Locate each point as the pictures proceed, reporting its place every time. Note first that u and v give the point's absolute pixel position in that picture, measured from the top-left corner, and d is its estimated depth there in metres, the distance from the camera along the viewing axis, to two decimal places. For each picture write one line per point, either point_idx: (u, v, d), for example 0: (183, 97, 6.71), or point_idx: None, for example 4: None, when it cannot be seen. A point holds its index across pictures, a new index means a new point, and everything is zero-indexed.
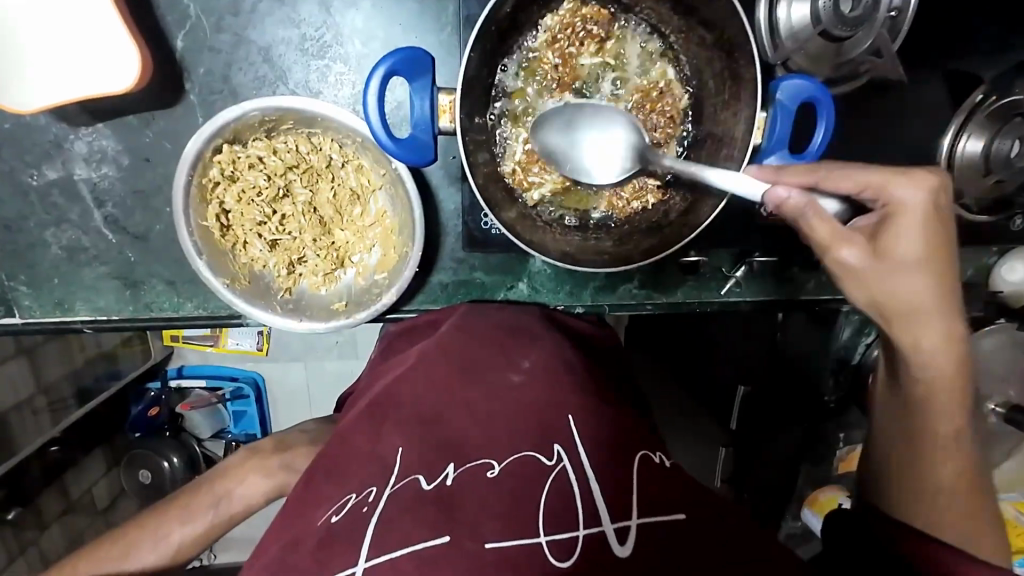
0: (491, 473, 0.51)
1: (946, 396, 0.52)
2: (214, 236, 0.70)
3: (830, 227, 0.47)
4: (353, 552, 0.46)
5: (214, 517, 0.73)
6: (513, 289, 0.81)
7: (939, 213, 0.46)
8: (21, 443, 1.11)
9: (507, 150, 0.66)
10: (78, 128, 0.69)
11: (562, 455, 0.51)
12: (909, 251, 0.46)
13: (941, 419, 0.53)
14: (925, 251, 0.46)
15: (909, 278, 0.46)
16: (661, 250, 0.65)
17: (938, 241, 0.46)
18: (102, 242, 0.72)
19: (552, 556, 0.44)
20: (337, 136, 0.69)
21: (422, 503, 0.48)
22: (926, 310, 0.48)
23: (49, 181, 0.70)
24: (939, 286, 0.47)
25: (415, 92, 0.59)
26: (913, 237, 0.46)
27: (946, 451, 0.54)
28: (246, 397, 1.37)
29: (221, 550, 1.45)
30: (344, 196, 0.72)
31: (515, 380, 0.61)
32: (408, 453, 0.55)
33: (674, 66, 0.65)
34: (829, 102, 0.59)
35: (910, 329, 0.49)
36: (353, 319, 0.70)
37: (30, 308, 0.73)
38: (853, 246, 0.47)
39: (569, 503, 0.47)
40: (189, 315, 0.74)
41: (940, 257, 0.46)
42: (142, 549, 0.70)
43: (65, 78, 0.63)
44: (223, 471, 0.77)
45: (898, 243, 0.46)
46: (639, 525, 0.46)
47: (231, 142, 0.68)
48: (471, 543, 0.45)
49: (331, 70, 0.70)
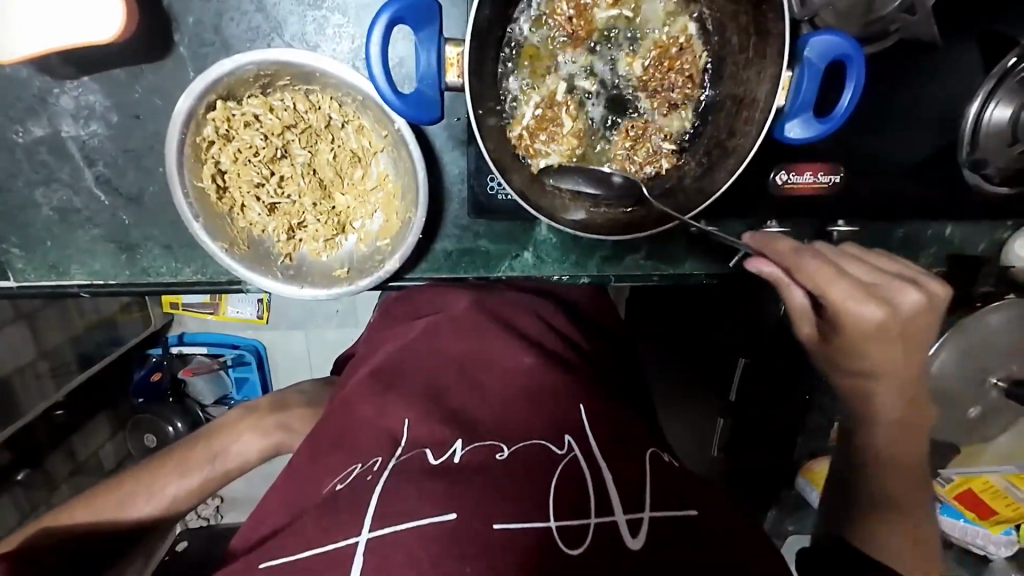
0: (500, 455, 0.50)
1: (896, 459, 0.57)
2: (211, 198, 0.67)
3: (795, 308, 0.56)
4: (356, 523, 0.45)
5: (211, 474, 0.74)
6: (518, 258, 0.79)
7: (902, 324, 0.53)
8: (25, 407, 1.10)
9: (516, 115, 0.63)
10: (63, 82, 0.66)
11: (572, 444, 0.50)
12: (867, 361, 0.55)
13: (894, 478, 0.57)
14: (880, 362, 0.55)
15: (861, 375, 0.57)
16: (678, 216, 0.61)
17: (893, 348, 0.54)
18: (95, 203, 0.70)
19: (564, 543, 0.42)
20: (337, 94, 0.66)
21: (429, 478, 0.47)
22: (878, 377, 0.56)
23: (36, 138, 0.67)
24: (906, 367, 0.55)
25: (421, 43, 0.56)
26: (873, 350, 0.54)
27: (899, 513, 0.56)
28: (247, 364, 1.38)
29: (228, 510, 1.51)
30: (345, 158, 0.70)
31: (527, 363, 0.60)
32: (416, 427, 0.54)
33: (695, 21, 0.62)
34: (863, 60, 0.55)
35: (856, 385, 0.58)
36: (356, 286, 0.69)
37: (24, 272, 0.71)
38: (809, 326, 0.57)
39: (581, 490, 0.46)
40: (189, 281, 0.73)
41: (897, 353, 0.54)
42: (147, 507, 0.70)
43: (48, 28, 0.59)
44: (222, 433, 0.78)
45: (858, 348, 0.54)
46: (652, 518, 0.44)
47: (225, 99, 0.64)
48: (479, 523, 0.43)
49: (329, 22, 0.66)
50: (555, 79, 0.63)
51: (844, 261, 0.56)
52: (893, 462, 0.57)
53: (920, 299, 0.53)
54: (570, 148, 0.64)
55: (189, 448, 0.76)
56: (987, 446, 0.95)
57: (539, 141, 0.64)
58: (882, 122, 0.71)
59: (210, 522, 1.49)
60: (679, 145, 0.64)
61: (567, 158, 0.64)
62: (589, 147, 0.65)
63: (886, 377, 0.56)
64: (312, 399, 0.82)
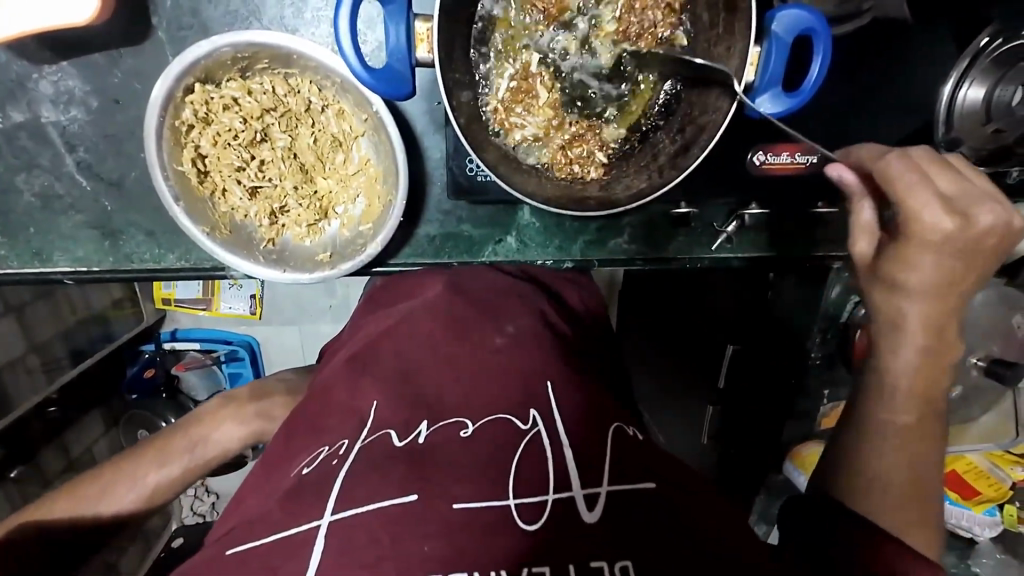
0: (464, 433, 0.50)
1: (912, 393, 0.54)
2: (191, 181, 0.67)
3: (862, 221, 0.55)
4: (321, 504, 0.46)
5: (191, 461, 0.75)
6: (501, 243, 0.80)
7: (968, 248, 0.50)
8: (17, 401, 1.09)
9: (491, 88, 0.64)
10: (42, 67, 0.66)
11: (537, 420, 0.51)
12: (917, 280, 0.52)
13: (902, 410, 0.54)
14: (932, 279, 0.52)
15: (909, 299, 0.53)
16: (649, 193, 0.62)
17: (955, 265, 0.51)
18: (76, 189, 0.70)
19: (521, 519, 0.43)
20: (316, 78, 0.66)
21: (393, 461, 0.48)
22: (922, 292, 0.52)
23: (15, 124, 0.67)
24: (938, 306, 0.53)
25: (389, 16, 0.56)
26: (927, 265, 0.51)
27: (898, 443, 0.54)
28: (240, 359, 1.39)
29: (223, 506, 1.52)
30: (326, 142, 0.70)
31: (498, 342, 0.61)
32: (383, 409, 0.55)
33: None
34: (828, 33, 0.56)
35: (892, 300, 0.54)
36: (337, 269, 0.69)
37: (6, 259, 0.71)
38: (868, 242, 0.55)
39: (542, 468, 0.47)
40: (172, 267, 0.73)
41: (946, 286, 0.52)
42: (132, 498, 0.71)
43: (21, 9, 0.59)
44: (205, 420, 0.78)
45: (906, 271, 0.52)
46: (609, 494, 0.45)
47: (203, 82, 0.65)
48: (439, 504, 0.44)
49: (307, 5, 0.66)
50: (529, 52, 0.64)
51: (929, 167, 0.51)
52: (911, 396, 0.54)
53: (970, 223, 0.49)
54: (546, 119, 0.65)
55: (169, 438, 0.75)
56: (970, 424, 0.94)
57: (514, 115, 0.65)
58: (860, 102, 0.72)
59: (205, 519, 1.49)
60: (654, 124, 0.66)
61: (544, 129, 0.65)
62: (565, 117, 0.65)
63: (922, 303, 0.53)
64: (295, 388, 0.82)
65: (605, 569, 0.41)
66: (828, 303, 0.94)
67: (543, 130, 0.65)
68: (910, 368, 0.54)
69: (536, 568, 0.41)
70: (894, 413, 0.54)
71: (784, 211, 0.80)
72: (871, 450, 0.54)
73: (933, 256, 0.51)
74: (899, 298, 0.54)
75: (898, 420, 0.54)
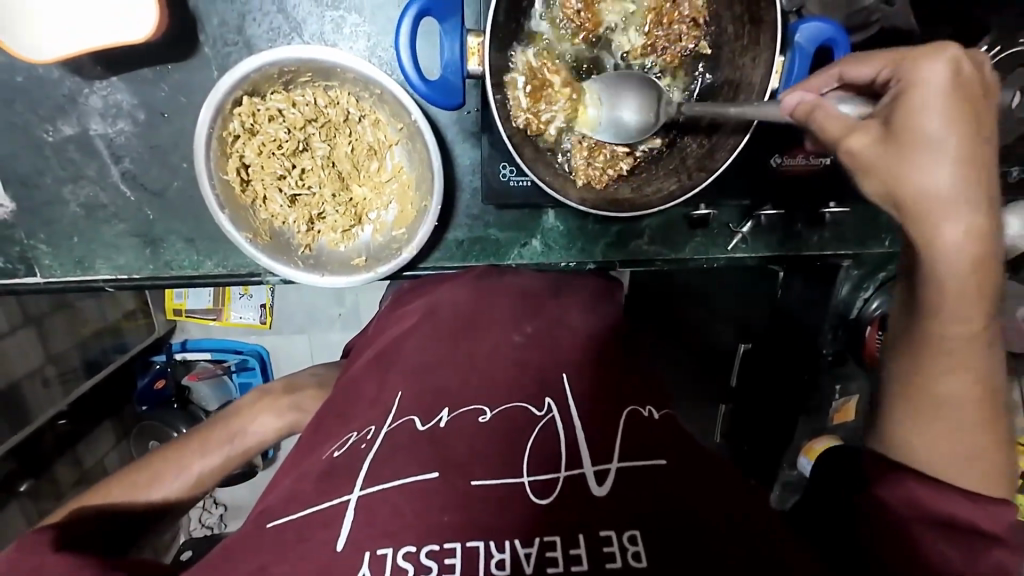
0: (483, 418, 0.52)
1: (964, 291, 0.43)
2: (235, 190, 0.70)
3: (839, 125, 0.43)
4: (350, 482, 0.48)
5: (231, 450, 0.77)
6: (526, 246, 0.83)
7: (967, 85, 0.39)
8: (35, 412, 1.12)
9: (513, 103, 0.65)
10: (93, 82, 0.68)
11: (551, 407, 0.53)
12: (939, 123, 0.38)
13: (958, 320, 0.45)
14: (955, 130, 0.38)
15: (930, 162, 0.39)
16: (679, 194, 0.66)
17: (964, 123, 0.39)
18: (121, 199, 0.72)
19: (534, 494, 0.46)
20: (355, 89, 0.70)
21: (417, 443, 0.50)
22: (929, 142, 0.39)
23: (65, 137, 0.70)
24: (968, 173, 0.39)
25: (446, 33, 0.64)
26: (941, 108, 0.38)
27: (954, 355, 0.46)
28: (251, 368, 1.40)
29: (232, 518, 1.52)
30: (362, 151, 0.73)
31: (520, 340, 0.61)
32: (406, 398, 0.56)
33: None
34: (846, 44, 0.63)
35: (917, 166, 0.39)
36: (374, 273, 0.71)
37: (50, 268, 0.73)
38: (865, 134, 0.41)
39: (556, 448, 0.49)
40: (210, 273, 0.75)
41: (970, 133, 0.38)
42: (166, 502, 0.72)
43: (63, 21, 0.62)
44: (241, 413, 0.81)
45: (919, 118, 0.39)
46: (618, 469, 0.47)
47: (250, 95, 0.67)
48: (459, 479, 0.46)
49: (346, 21, 0.69)
50: (526, 50, 0.66)
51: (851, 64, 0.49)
52: (969, 301, 0.43)
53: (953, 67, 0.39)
54: (568, 101, 0.67)
55: (210, 428, 0.79)
56: None
57: (542, 112, 0.67)
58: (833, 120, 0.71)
59: (214, 531, 1.49)
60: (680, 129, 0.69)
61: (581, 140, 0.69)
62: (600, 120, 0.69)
63: (938, 157, 0.39)
64: (322, 384, 0.86)
65: (614, 539, 0.43)
66: (838, 301, 0.96)
67: (569, 116, 0.68)
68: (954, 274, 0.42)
69: (547, 538, 0.43)
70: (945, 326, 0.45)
71: (795, 211, 0.84)
72: (926, 380, 0.48)
73: (936, 93, 0.39)
74: (919, 166, 0.39)
75: (955, 332, 0.45)
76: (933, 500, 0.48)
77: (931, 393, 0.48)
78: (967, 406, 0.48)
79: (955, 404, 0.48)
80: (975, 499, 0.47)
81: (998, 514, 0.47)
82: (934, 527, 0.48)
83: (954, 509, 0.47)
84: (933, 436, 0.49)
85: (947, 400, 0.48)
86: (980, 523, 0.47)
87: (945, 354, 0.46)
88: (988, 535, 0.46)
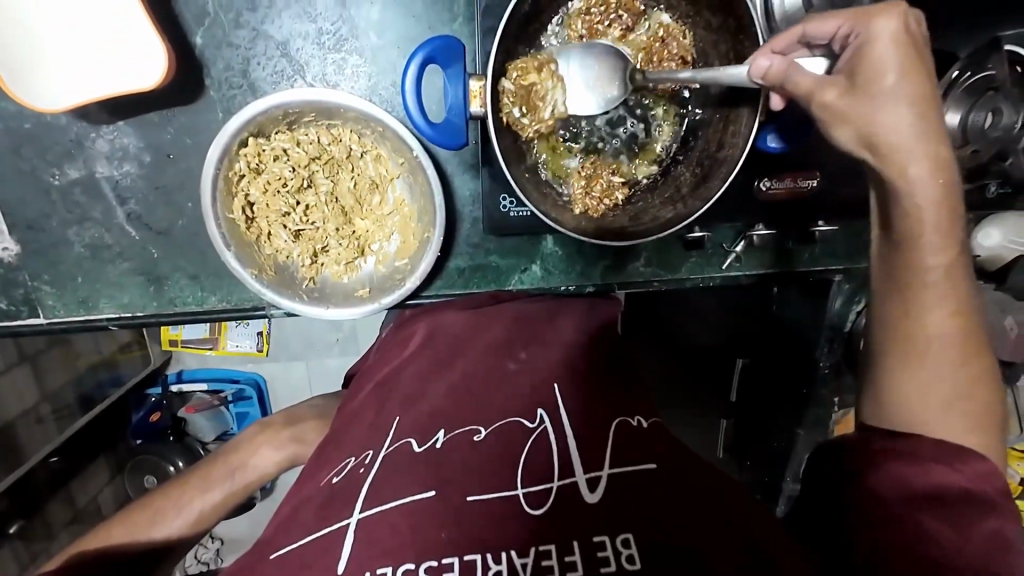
0: (478, 437, 0.52)
1: (939, 221, 0.50)
2: (240, 228, 0.71)
3: (810, 82, 0.50)
4: (349, 505, 0.48)
5: (231, 487, 0.76)
6: (527, 272, 0.84)
7: (912, 39, 0.48)
8: (28, 452, 1.11)
9: (523, 126, 0.68)
10: (100, 127, 0.70)
11: (543, 418, 0.54)
12: (893, 76, 0.47)
13: (933, 252, 0.51)
14: (906, 84, 0.47)
15: (886, 108, 0.48)
16: (673, 224, 0.67)
17: (913, 68, 0.47)
18: (125, 239, 0.73)
19: (528, 505, 0.46)
20: (357, 127, 0.72)
21: (415, 465, 0.50)
22: (883, 90, 0.48)
23: (71, 180, 0.71)
24: (923, 116, 0.48)
25: (449, 78, 0.67)
26: (892, 60, 0.47)
27: (937, 290, 0.52)
28: (248, 399, 1.37)
29: (227, 553, 1.48)
30: (364, 185, 0.75)
31: (520, 362, 0.62)
32: (405, 422, 0.57)
33: (685, 39, 0.69)
34: None
35: (881, 113, 0.48)
36: (378, 305, 0.72)
37: (54, 308, 0.74)
38: (834, 89, 0.49)
39: (547, 461, 0.49)
40: (214, 307, 0.76)
41: (915, 83, 0.48)
42: (167, 544, 0.71)
43: (63, 21, 0.64)
44: (244, 446, 0.81)
45: (878, 73, 0.47)
46: (610, 475, 0.48)
47: (255, 136, 0.69)
48: (455, 495, 0.47)
49: (347, 62, 0.72)
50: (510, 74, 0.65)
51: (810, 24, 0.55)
52: (939, 226, 0.50)
53: (900, 21, 0.47)
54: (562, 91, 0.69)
55: (210, 465, 0.78)
56: None
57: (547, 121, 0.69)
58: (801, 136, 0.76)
59: (209, 568, 1.46)
60: (674, 159, 0.73)
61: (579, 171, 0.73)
62: (603, 157, 0.73)
63: (896, 105, 0.48)
64: (322, 414, 0.85)
65: (607, 543, 0.44)
66: (830, 317, 0.91)
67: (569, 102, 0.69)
68: (930, 203, 0.49)
69: (543, 547, 0.44)
70: (928, 259, 0.52)
71: (787, 230, 0.85)
72: (911, 320, 0.54)
73: (888, 53, 0.47)
74: (880, 111, 0.48)
75: (934, 262, 0.52)
76: (916, 475, 0.50)
77: (922, 331, 0.53)
78: (950, 340, 0.53)
79: (941, 336, 0.53)
80: (951, 463, 0.50)
81: (979, 471, 0.50)
82: (929, 505, 0.49)
83: (941, 477, 0.50)
84: (926, 375, 0.53)
85: (935, 335, 0.53)
86: (967, 487, 0.49)
87: (930, 286, 0.52)
88: (981, 502, 0.48)
